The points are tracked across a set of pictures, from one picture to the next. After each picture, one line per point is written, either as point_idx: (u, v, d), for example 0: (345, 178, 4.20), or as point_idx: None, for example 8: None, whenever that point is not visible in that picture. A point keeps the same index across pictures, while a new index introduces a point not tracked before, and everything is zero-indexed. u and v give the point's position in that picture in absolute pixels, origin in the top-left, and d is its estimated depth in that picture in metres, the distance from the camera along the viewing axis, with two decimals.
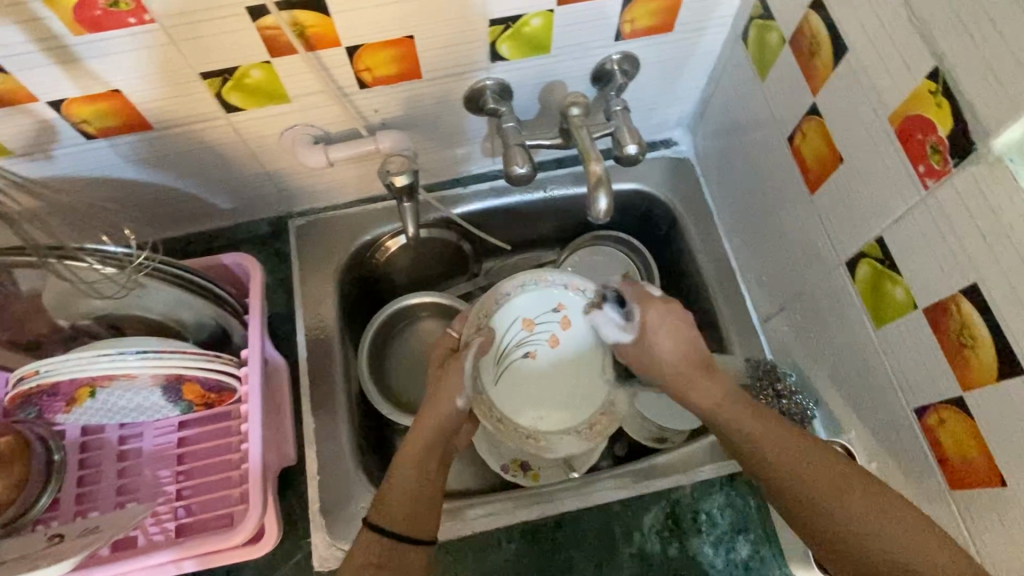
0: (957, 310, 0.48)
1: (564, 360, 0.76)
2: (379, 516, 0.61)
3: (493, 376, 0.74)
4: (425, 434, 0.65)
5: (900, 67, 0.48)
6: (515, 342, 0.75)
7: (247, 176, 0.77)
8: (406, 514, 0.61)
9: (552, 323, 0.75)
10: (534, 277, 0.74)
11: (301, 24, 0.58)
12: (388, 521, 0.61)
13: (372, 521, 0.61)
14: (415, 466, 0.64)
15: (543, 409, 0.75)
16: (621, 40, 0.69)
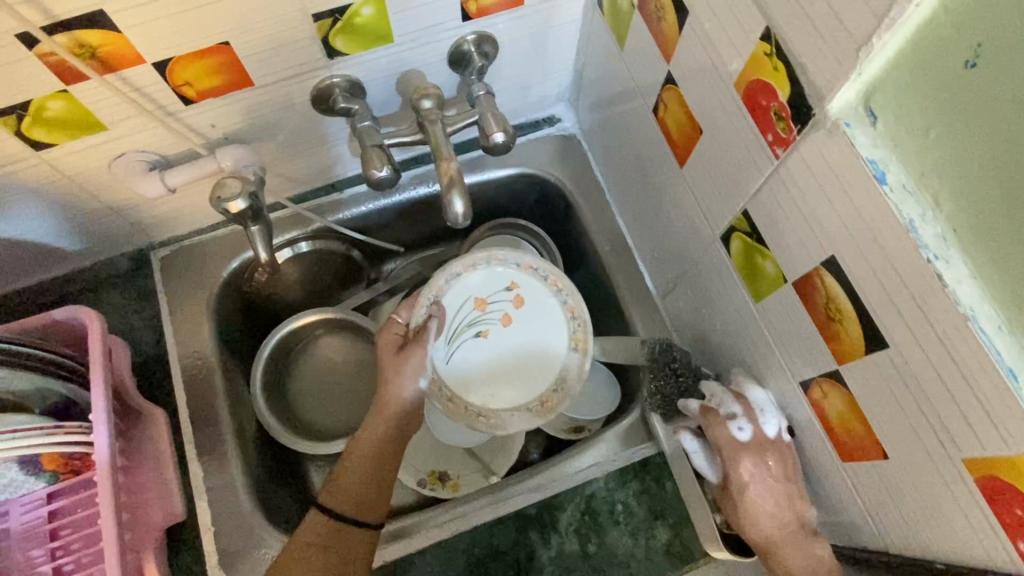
0: (821, 284, 0.45)
1: (516, 338, 0.75)
2: (329, 497, 0.64)
3: (444, 356, 0.73)
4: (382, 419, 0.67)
5: (736, 29, 0.44)
6: (467, 322, 0.74)
7: (86, 215, 0.69)
8: (358, 497, 0.64)
9: (504, 302, 0.75)
10: (486, 256, 0.74)
11: (88, 45, 0.51)
12: (339, 504, 0.63)
13: (324, 503, 0.63)
14: (371, 450, 0.66)
15: (493, 388, 0.74)
16: (471, 20, 0.64)
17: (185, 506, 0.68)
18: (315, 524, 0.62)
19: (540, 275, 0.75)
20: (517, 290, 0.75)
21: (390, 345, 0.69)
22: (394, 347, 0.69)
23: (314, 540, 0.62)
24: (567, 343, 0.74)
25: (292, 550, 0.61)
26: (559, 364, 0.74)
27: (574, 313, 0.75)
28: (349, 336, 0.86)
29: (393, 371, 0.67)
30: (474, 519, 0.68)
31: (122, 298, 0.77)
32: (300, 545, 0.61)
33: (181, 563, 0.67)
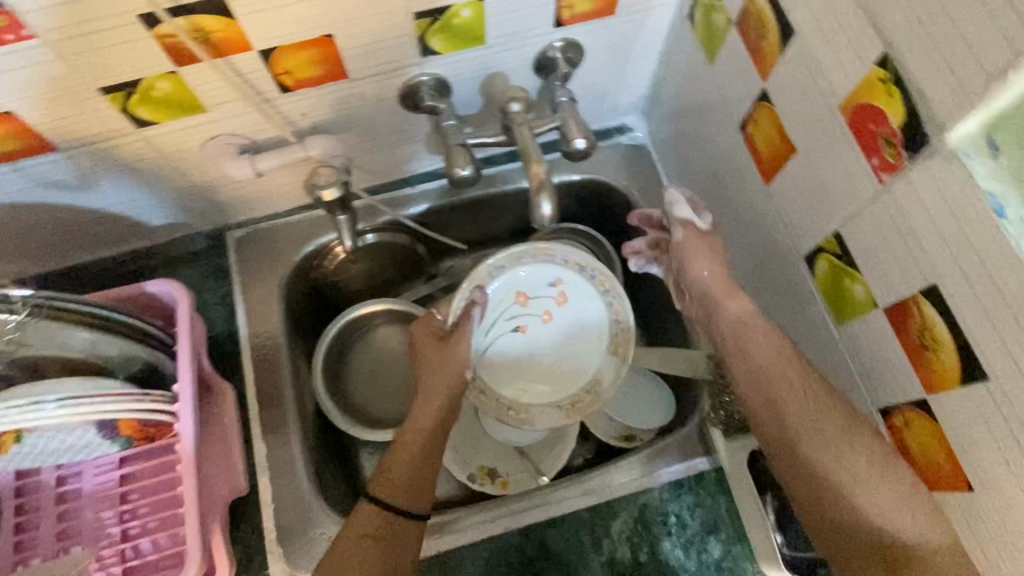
0: (917, 312, 0.46)
1: (553, 336, 0.77)
2: (377, 486, 0.64)
3: (481, 344, 0.75)
4: (427, 409, 0.68)
5: (850, 53, 0.45)
6: (507, 314, 0.76)
7: (173, 193, 0.72)
8: (406, 485, 0.64)
9: (547, 299, 0.76)
10: (533, 249, 0.74)
11: (203, 30, 0.53)
12: (389, 493, 0.63)
13: (372, 492, 0.64)
14: (416, 437, 0.67)
15: (526, 381, 0.77)
16: (562, 26, 0.65)
17: (248, 482, 0.70)
18: (363, 518, 0.62)
19: (588, 273, 0.76)
20: (561, 287, 0.76)
21: (430, 332, 0.71)
22: (436, 336, 0.71)
23: (364, 535, 0.61)
24: (602, 344, 0.76)
25: (338, 547, 0.61)
26: (592, 366, 0.77)
27: (617, 315, 0.76)
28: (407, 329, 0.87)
29: (432, 358, 0.70)
30: (529, 518, 0.69)
31: (196, 275, 0.79)
32: (349, 541, 0.61)
33: (240, 537, 0.69)
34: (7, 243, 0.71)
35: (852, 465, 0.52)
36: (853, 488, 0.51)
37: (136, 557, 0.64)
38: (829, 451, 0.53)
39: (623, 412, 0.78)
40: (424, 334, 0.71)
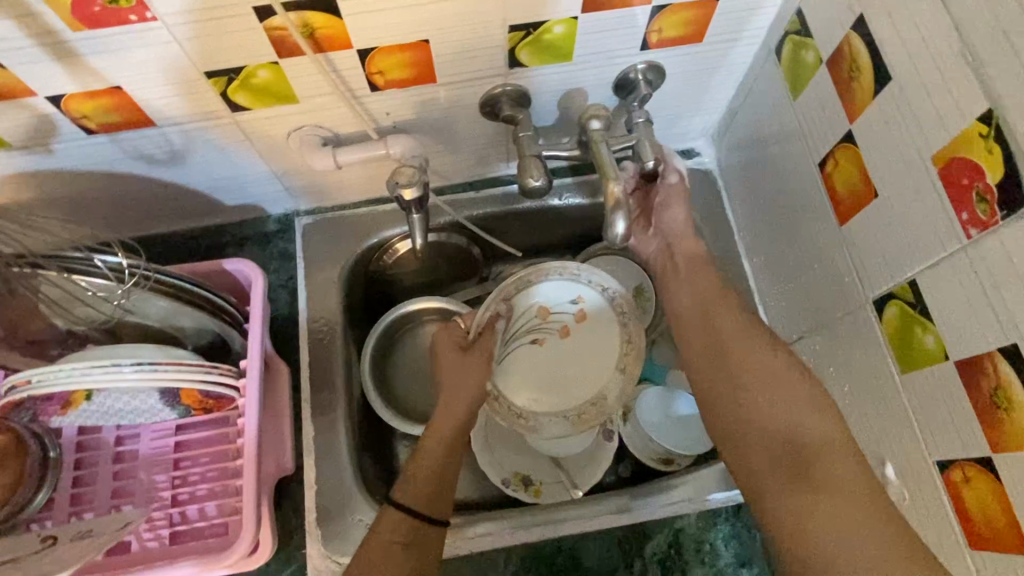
0: (993, 370, 0.45)
1: (570, 352, 0.78)
2: (402, 491, 0.62)
3: (499, 354, 0.76)
4: (450, 415, 0.67)
5: (948, 103, 0.45)
6: (527, 326, 0.78)
7: (252, 175, 0.74)
8: (429, 491, 0.62)
9: (567, 314, 0.78)
10: (560, 267, 0.78)
11: (310, 26, 0.55)
12: (415, 499, 0.61)
13: (396, 498, 0.61)
14: (439, 443, 0.65)
15: (538, 392, 0.77)
16: (647, 50, 0.66)
17: (294, 462, 0.72)
18: (391, 522, 0.60)
19: (607, 295, 0.78)
20: (581, 305, 0.78)
21: (450, 337, 0.71)
22: (457, 341, 0.71)
23: (395, 539, 0.59)
24: (613, 363, 0.77)
25: (365, 551, 0.58)
26: (603, 384, 0.77)
27: (631, 338, 0.78)
28: None
29: (453, 363, 0.70)
30: (562, 529, 0.70)
31: (262, 255, 0.81)
32: (379, 546, 0.58)
33: (280, 514, 0.71)
34: (93, 208, 0.74)
35: (825, 427, 0.57)
36: (823, 451, 0.56)
37: (183, 522, 0.66)
38: (808, 416, 0.58)
39: (662, 434, 0.79)
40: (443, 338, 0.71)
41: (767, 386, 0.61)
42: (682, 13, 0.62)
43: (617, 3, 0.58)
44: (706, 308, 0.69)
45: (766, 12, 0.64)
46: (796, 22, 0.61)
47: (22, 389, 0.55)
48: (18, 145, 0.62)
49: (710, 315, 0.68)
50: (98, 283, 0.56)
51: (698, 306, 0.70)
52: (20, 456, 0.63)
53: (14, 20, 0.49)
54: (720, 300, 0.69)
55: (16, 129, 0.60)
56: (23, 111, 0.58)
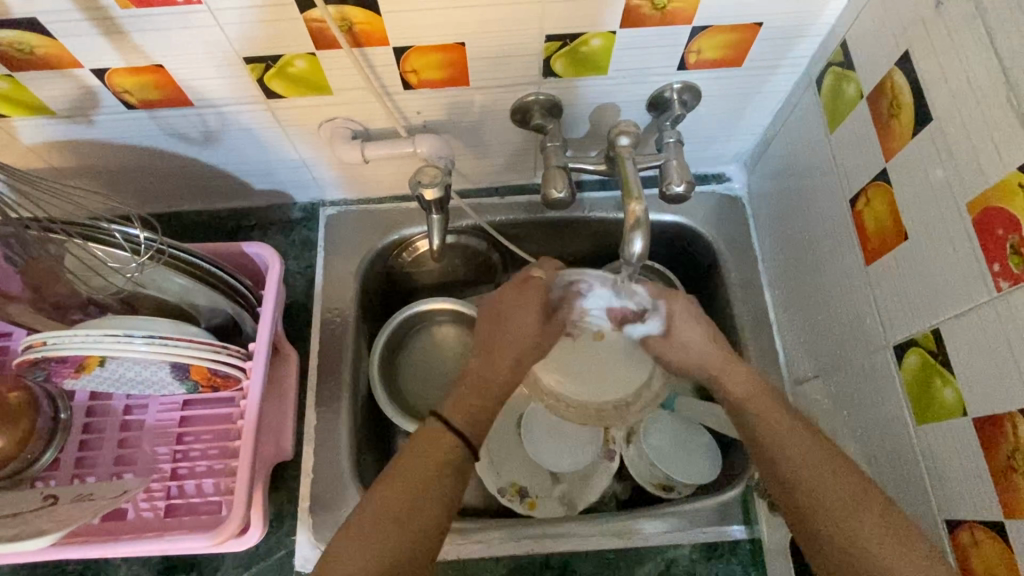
0: (1013, 432, 0.43)
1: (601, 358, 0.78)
2: (450, 411, 0.61)
3: None
4: (501, 365, 0.64)
5: (988, 149, 0.44)
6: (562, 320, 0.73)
7: (282, 162, 0.76)
8: (475, 422, 0.61)
9: (604, 322, 0.72)
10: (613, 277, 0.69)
11: (348, 20, 0.55)
12: (466, 426, 0.61)
13: (445, 415, 0.61)
14: (492, 385, 0.64)
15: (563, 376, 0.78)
16: (684, 70, 0.65)
17: (293, 448, 0.72)
18: (444, 439, 0.59)
19: (646, 321, 0.69)
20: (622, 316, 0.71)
21: (521, 286, 0.66)
22: (535, 299, 0.66)
23: (448, 462, 0.58)
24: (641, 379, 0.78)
25: (416, 460, 0.57)
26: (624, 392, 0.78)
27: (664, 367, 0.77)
28: (467, 332, 0.87)
29: (524, 316, 0.65)
30: (553, 545, 0.69)
31: (284, 241, 0.82)
32: (430, 461, 0.57)
33: (275, 499, 0.71)
34: (128, 181, 0.76)
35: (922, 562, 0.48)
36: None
37: (180, 496, 0.67)
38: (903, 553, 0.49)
39: (666, 460, 0.77)
40: (513, 286, 0.66)
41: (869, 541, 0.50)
42: (723, 35, 0.61)
43: (658, 21, 0.58)
44: (778, 450, 0.57)
45: (809, 41, 0.63)
46: (839, 54, 0.60)
47: (38, 350, 0.56)
48: (62, 114, 0.64)
49: (785, 461, 0.56)
50: (117, 254, 0.57)
51: (772, 447, 0.58)
52: (34, 414, 0.65)
53: None
54: (796, 433, 0.58)
55: (60, 98, 0.62)
56: (68, 82, 0.60)
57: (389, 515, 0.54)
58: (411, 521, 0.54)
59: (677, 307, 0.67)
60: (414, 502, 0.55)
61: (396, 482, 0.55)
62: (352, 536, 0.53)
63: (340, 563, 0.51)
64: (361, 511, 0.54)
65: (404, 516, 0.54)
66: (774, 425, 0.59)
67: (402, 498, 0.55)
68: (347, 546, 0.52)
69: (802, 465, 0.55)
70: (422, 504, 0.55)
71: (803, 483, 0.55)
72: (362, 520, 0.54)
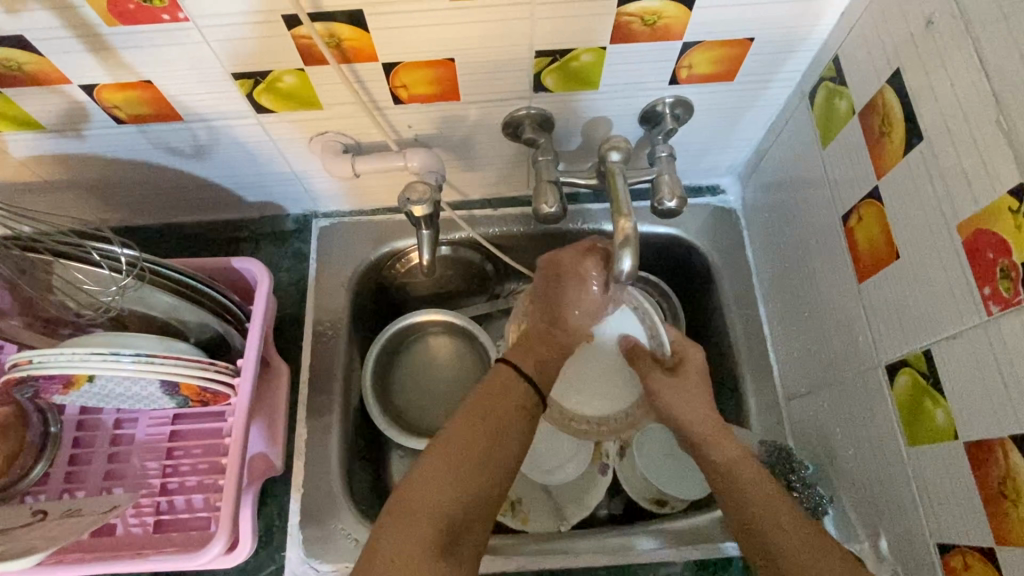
0: (1003, 457, 0.43)
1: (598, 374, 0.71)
2: (520, 360, 0.64)
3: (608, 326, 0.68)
4: (556, 335, 0.67)
5: (978, 171, 0.44)
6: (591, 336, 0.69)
7: (273, 175, 0.75)
8: (543, 371, 0.64)
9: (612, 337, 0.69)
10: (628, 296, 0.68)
11: (337, 37, 0.55)
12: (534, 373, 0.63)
13: (514, 361, 0.63)
14: (556, 345, 0.66)
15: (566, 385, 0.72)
16: (676, 84, 0.65)
17: (284, 463, 0.72)
18: (516, 387, 0.61)
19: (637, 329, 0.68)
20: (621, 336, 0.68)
21: (584, 250, 0.65)
22: (594, 266, 0.64)
23: (521, 413, 0.60)
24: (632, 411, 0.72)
25: (493, 404, 0.59)
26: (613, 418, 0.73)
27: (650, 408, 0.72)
28: (460, 343, 0.87)
29: (583, 287, 0.65)
30: (544, 562, 0.69)
31: (276, 254, 0.82)
32: (504, 408, 0.59)
33: (265, 513, 0.71)
34: (119, 194, 0.76)
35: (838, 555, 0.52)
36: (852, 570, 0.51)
37: (169, 512, 0.67)
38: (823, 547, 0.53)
39: (659, 474, 0.77)
40: (576, 253, 0.65)
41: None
42: (714, 51, 0.60)
43: (649, 36, 0.58)
44: (754, 507, 0.57)
45: (802, 55, 0.62)
46: (831, 69, 0.60)
47: (24, 368, 0.56)
48: (51, 129, 0.64)
49: (757, 519, 0.57)
50: (98, 273, 0.58)
51: (748, 503, 0.58)
52: (23, 429, 0.66)
53: (51, 12, 0.50)
54: (760, 483, 0.59)
55: (49, 114, 0.62)
56: (57, 98, 0.60)
57: (468, 452, 0.55)
58: (488, 461, 0.56)
59: (693, 361, 0.67)
60: (491, 444, 0.57)
61: (473, 421, 0.57)
62: (432, 470, 0.54)
63: (416, 492, 0.53)
64: (439, 444, 0.56)
65: (483, 457, 0.56)
66: (746, 474, 0.60)
67: (481, 439, 0.56)
68: (423, 477, 0.54)
69: (777, 527, 0.55)
70: (498, 449, 0.57)
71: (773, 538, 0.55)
72: (440, 453, 0.55)
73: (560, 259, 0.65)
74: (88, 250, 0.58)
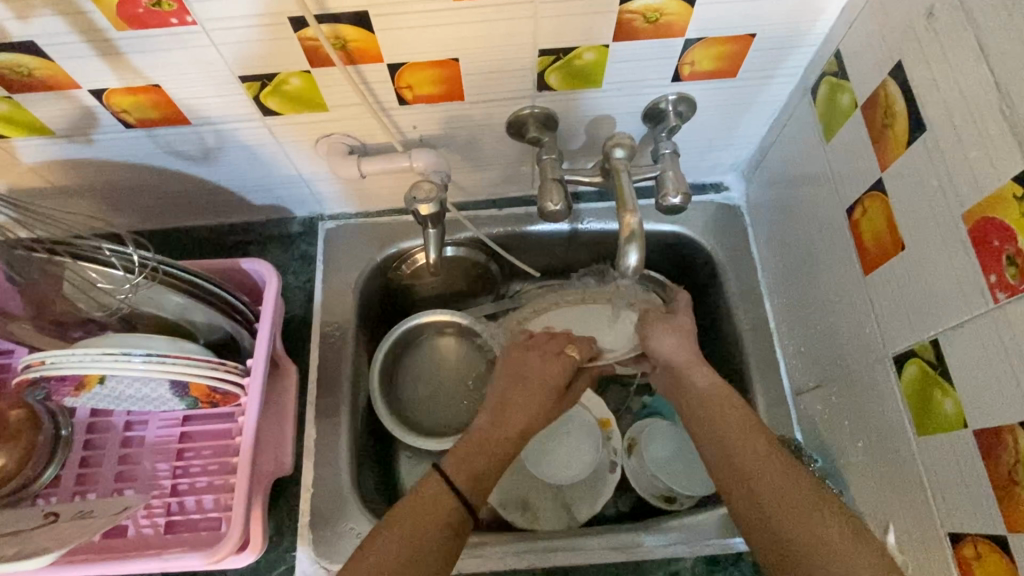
0: (1012, 443, 0.43)
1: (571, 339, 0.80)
2: (455, 471, 0.59)
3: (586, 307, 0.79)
4: (510, 422, 0.65)
5: (982, 160, 0.44)
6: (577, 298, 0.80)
7: (280, 178, 0.76)
8: (477, 483, 0.59)
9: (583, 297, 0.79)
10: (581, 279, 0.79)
11: (342, 38, 0.56)
12: (471, 485, 0.59)
13: (448, 471, 0.59)
14: (494, 449, 0.63)
15: None
16: (679, 82, 0.65)
17: (293, 463, 0.72)
18: (445, 493, 0.57)
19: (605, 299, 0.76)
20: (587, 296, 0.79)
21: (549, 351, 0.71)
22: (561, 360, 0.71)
23: (451, 516, 0.56)
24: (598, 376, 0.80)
25: (427, 507, 0.56)
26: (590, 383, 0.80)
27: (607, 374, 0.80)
28: (466, 345, 0.87)
29: (541, 386, 0.68)
30: (555, 559, 0.69)
31: (284, 256, 0.83)
32: (425, 515, 0.55)
33: (275, 514, 0.71)
34: (128, 199, 0.77)
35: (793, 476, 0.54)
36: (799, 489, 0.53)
37: (180, 513, 0.67)
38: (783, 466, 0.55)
39: (667, 471, 0.77)
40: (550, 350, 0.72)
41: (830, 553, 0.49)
42: (716, 47, 0.61)
43: (651, 33, 0.58)
44: (752, 469, 0.56)
45: (803, 50, 0.63)
46: (833, 64, 0.60)
47: (36, 369, 0.56)
48: (61, 134, 0.65)
49: (746, 477, 0.55)
50: (113, 273, 0.58)
51: (745, 466, 0.56)
52: (34, 431, 0.66)
53: (61, 16, 0.51)
54: (748, 444, 0.58)
55: (59, 119, 0.63)
56: (67, 103, 0.61)
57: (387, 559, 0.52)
58: (412, 564, 0.52)
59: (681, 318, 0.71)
60: (413, 552, 0.53)
61: (401, 523, 0.55)
62: (391, 525, 0.54)
63: (378, 553, 0.52)
64: (400, 508, 0.56)
65: (402, 563, 0.52)
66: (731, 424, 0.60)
67: (402, 545, 0.53)
68: (393, 532, 0.54)
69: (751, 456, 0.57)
70: (421, 557, 0.53)
71: (772, 516, 0.53)
72: (364, 556, 0.52)
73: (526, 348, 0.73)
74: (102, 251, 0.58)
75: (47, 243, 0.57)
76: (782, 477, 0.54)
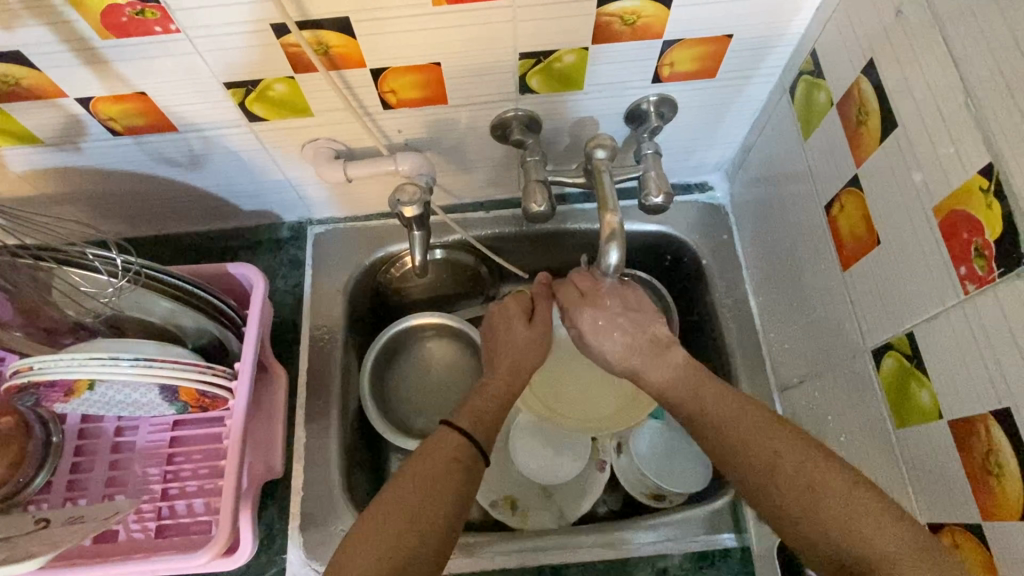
0: (985, 433, 0.43)
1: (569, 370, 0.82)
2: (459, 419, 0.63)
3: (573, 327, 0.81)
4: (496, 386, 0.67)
5: (950, 154, 0.45)
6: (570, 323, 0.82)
7: (268, 183, 0.77)
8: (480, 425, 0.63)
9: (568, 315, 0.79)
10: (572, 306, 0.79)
11: (324, 44, 0.56)
12: (473, 428, 0.62)
13: (453, 424, 0.62)
14: (490, 403, 0.65)
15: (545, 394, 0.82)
16: (659, 83, 0.66)
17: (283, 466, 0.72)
18: (449, 441, 0.60)
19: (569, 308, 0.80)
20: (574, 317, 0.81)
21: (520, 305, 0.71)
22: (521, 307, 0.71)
23: (457, 461, 0.59)
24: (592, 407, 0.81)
25: (433, 459, 0.58)
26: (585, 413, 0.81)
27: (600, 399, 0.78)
28: (456, 347, 0.87)
29: (514, 339, 0.69)
30: (544, 557, 0.69)
31: (273, 261, 0.83)
32: (440, 459, 0.58)
33: (266, 517, 0.71)
34: (116, 206, 0.78)
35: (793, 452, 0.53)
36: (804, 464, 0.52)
37: (170, 517, 0.68)
38: (780, 443, 0.54)
39: (656, 468, 0.77)
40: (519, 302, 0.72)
41: (869, 540, 0.48)
42: (695, 48, 0.62)
43: (630, 36, 0.59)
44: (748, 455, 0.55)
45: (780, 50, 0.64)
46: (809, 63, 0.61)
47: (25, 375, 0.57)
48: (49, 143, 0.66)
49: (743, 462, 0.55)
50: (99, 279, 0.59)
51: (742, 451, 0.55)
52: (24, 438, 0.66)
53: (47, 26, 0.52)
54: (738, 424, 0.57)
55: (47, 127, 0.63)
56: (53, 111, 0.61)
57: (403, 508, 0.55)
58: (423, 507, 0.55)
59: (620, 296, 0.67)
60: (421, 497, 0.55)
61: (409, 475, 0.57)
62: (402, 479, 0.57)
63: (397, 500, 0.55)
64: (409, 465, 0.58)
65: (412, 509, 0.55)
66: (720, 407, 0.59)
67: (411, 497, 0.55)
68: (409, 483, 0.56)
69: (742, 439, 0.56)
70: (430, 505, 0.55)
71: (782, 499, 0.52)
72: (380, 509, 0.55)
73: (498, 318, 0.71)
74: (88, 257, 0.59)
75: (25, 246, 0.58)
76: (809, 488, 0.51)
